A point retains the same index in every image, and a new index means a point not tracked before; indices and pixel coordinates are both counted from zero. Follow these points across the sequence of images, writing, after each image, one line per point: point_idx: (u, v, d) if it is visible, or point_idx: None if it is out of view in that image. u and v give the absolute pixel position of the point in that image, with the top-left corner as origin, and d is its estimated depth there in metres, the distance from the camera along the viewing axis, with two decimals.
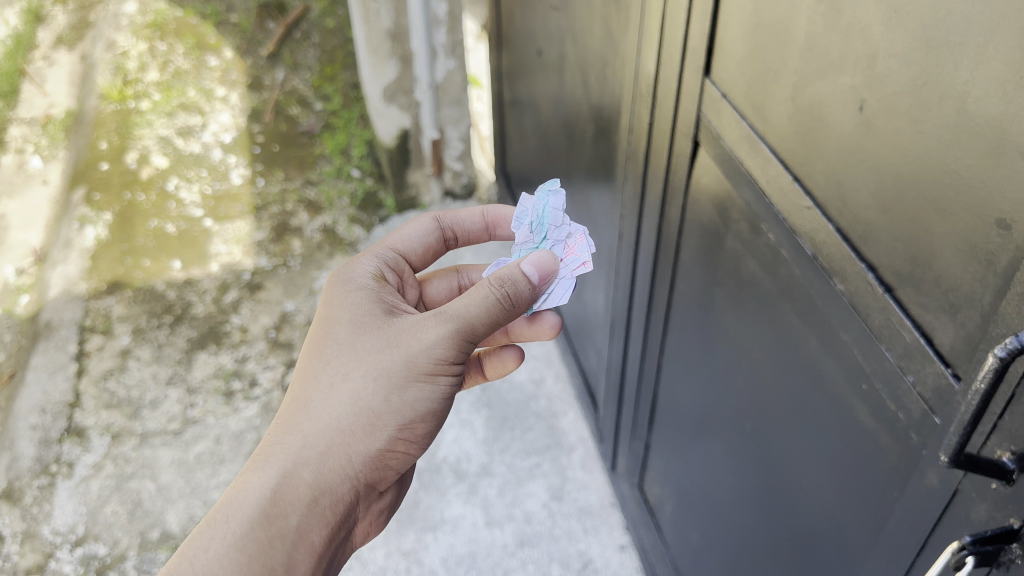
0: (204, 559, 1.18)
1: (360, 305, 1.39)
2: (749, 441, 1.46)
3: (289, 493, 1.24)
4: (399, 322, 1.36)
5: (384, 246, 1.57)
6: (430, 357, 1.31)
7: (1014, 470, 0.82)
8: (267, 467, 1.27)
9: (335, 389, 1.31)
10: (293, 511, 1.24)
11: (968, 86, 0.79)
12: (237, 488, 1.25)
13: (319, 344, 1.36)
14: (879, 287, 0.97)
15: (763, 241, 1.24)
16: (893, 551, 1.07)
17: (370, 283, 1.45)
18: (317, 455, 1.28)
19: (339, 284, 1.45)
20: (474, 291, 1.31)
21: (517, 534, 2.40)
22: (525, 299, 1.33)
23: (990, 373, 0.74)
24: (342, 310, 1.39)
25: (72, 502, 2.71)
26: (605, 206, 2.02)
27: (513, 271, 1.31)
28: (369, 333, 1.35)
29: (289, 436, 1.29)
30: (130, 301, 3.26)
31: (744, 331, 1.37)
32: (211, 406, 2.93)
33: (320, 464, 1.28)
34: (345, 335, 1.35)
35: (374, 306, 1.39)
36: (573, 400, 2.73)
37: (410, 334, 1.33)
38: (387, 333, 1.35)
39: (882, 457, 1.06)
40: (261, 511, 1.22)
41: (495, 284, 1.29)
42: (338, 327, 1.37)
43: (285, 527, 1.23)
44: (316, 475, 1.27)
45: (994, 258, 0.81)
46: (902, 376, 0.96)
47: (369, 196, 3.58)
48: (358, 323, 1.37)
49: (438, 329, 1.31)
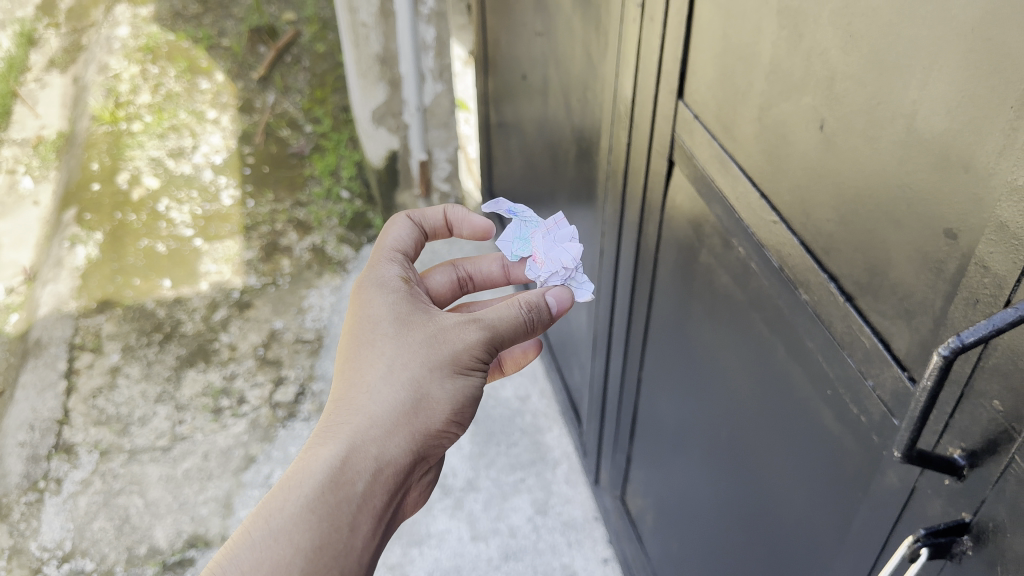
0: (279, 520, 1.14)
1: (401, 302, 1.39)
2: (726, 450, 1.51)
3: (356, 463, 1.22)
4: (440, 317, 1.38)
5: (390, 252, 1.53)
6: (473, 349, 1.34)
7: (964, 466, 0.87)
8: (331, 441, 1.24)
9: (391, 372, 1.30)
10: (360, 479, 1.21)
11: (917, 105, 0.86)
12: (302, 460, 1.22)
13: (366, 336, 1.35)
14: (840, 296, 1.03)
15: (734, 255, 1.30)
16: (860, 550, 1.11)
17: (402, 285, 1.45)
18: (377, 431, 1.26)
19: (374, 284, 1.44)
20: (505, 308, 1.39)
21: (502, 548, 2.43)
22: (544, 325, 1.43)
23: (936, 371, 0.78)
24: (386, 304, 1.39)
25: (59, 518, 2.72)
26: (587, 225, 2.08)
27: (536, 296, 1.41)
28: (416, 324, 1.36)
29: (347, 413, 1.28)
30: (120, 319, 3.29)
31: (720, 343, 1.42)
32: (199, 422, 2.96)
33: (382, 439, 1.26)
34: (393, 325, 1.36)
35: (414, 303, 1.41)
36: (557, 415, 2.78)
37: (452, 330, 1.35)
38: (431, 327, 1.36)
39: (846, 458, 1.11)
40: (331, 476, 1.19)
41: (523, 304, 1.39)
42: (383, 321, 1.36)
43: (353, 495, 1.20)
44: (380, 450, 1.25)
45: (943, 266, 0.87)
46: (863, 380, 1.02)
47: (358, 216, 3.63)
48: (403, 315, 1.37)
49: (478, 328, 1.35)
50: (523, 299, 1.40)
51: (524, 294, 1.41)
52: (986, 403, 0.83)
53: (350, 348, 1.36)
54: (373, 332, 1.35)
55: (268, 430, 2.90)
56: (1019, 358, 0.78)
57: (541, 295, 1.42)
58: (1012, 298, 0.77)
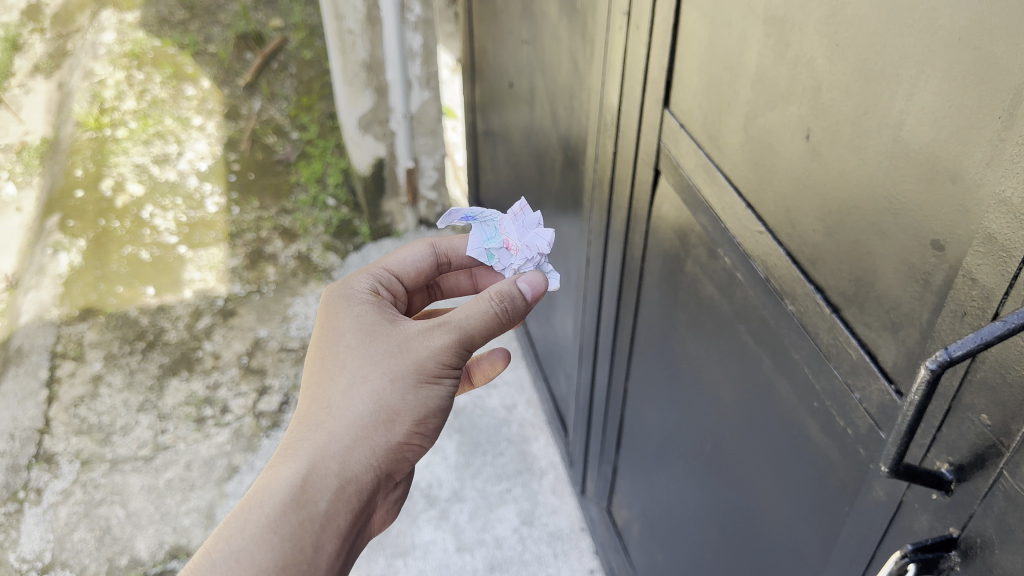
0: (240, 541, 1.13)
1: (366, 313, 1.37)
2: (710, 463, 1.50)
3: (317, 480, 1.20)
4: (404, 325, 1.35)
5: (378, 267, 1.55)
6: (438, 356, 1.31)
7: (951, 481, 0.86)
8: (291, 457, 1.22)
9: (354, 386, 1.28)
10: (321, 497, 1.20)
11: (904, 114, 0.85)
12: (262, 478, 1.21)
13: (329, 350, 1.33)
14: (826, 308, 1.02)
15: (719, 265, 1.29)
16: (845, 564, 1.10)
17: (369, 296, 1.43)
18: (339, 446, 1.24)
19: (341, 295, 1.42)
20: (473, 303, 1.34)
21: (488, 559, 2.41)
22: (520, 315, 1.37)
23: (923, 385, 0.77)
24: (350, 315, 1.37)
25: (39, 529, 2.68)
26: (574, 234, 2.07)
27: (507, 284, 1.35)
28: (381, 335, 1.34)
29: (310, 428, 1.26)
30: (103, 327, 3.25)
31: (706, 354, 1.41)
32: (182, 432, 2.93)
33: (344, 455, 1.24)
34: (357, 335, 1.34)
35: (379, 312, 1.38)
36: (544, 425, 2.76)
37: (416, 338, 1.32)
38: (395, 338, 1.33)
39: (832, 472, 1.10)
40: (291, 495, 1.18)
41: (493, 297, 1.33)
42: (346, 333, 1.34)
43: (315, 513, 1.18)
44: (341, 467, 1.23)
45: (930, 277, 0.86)
46: (850, 393, 1.01)
47: (344, 224, 3.61)
48: (368, 325, 1.35)
49: (443, 332, 1.32)
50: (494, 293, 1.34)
51: (495, 286, 1.35)
52: (973, 417, 0.82)
53: (312, 360, 1.34)
54: (336, 344, 1.33)
55: (252, 440, 2.87)
56: (1007, 372, 0.77)
57: (513, 281, 1.36)
58: (1001, 310, 0.76)
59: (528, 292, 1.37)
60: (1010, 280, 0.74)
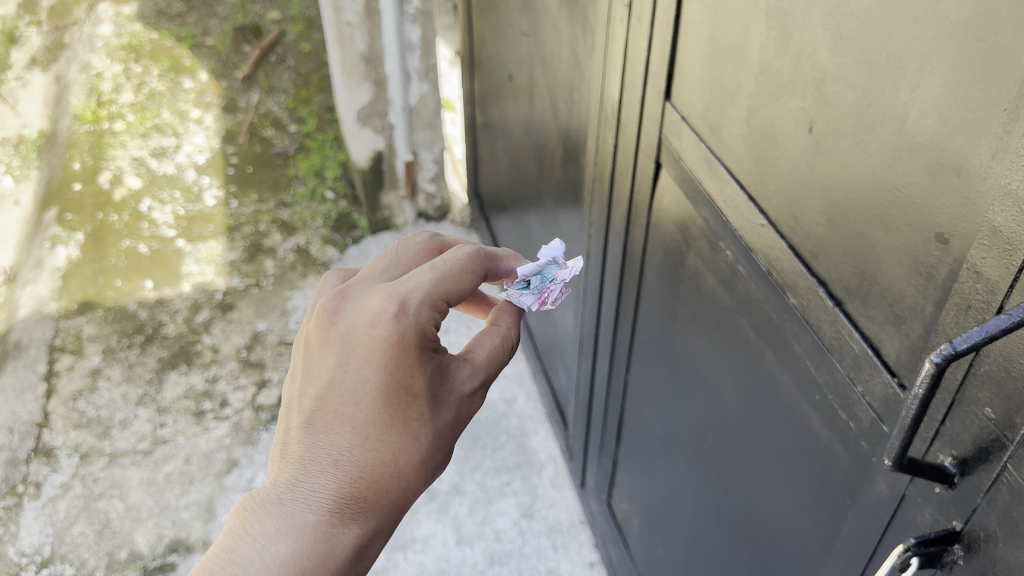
0: None
1: (432, 359, 1.19)
2: (711, 456, 1.50)
3: (375, 547, 1.18)
4: (460, 374, 1.24)
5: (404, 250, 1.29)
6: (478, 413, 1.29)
7: (954, 474, 0.86)
8: (357, 526, 1.15)
9: (424, 459, 1.19)
10: (371, 557, 1.19)
11: (908, 107, 0.84)
12: (317, 550, 1.12)
13: (398, 406, 1.16)
14: (829, 301, 1.02)
15: (721, 258, 1.29)
16: (847, 558, 1.10)
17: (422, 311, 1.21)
18: (397, 515, 1.20)
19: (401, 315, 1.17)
20: (505, 352, 1.31)
21: (487, 552, 2.42)
22: None
23: (927, 378, 0.77)
24: (423, 374, 1.18)
25: (38, 522, 2.68)
26: (574, 227, 2.06)
27: (518, 326, 1.35)
28: (447, 394, 1.22)
29: (368, 496, 1.16)
30: (101, 321, 3.25)
31: (707, 348, 1.41)
32: (181, 425, 2.93)
33: (397, 518, 1.21)
34: (428, 392, 1.18)
35: (439, 353, 1.21)
36: (543, 418, 2.76)
37: (471, 399, 1.26)
38: (457, 396, 1.23)
39: (834, 466, 1.10)
40: (343, 571, 1.14)
41: (518, 344, 1.34)
42: (418, 387, 1.17)
43: (360, 571, 1.19)
44: (391, 527, 1.22)
45: (934, 271, 0.85)
46: (852, 386, 1.01)
47: (343, 217, 3.61)
48: (436, 378, 1.20)
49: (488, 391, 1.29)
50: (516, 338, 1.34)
51: (518, 330, 1.34)
52: (977, 411, 0.81)
53: (373, 413, 1.16)
54: (408, 405, 1.17)
55: (251, 433, 2.87)
56: (1011, 365, 0.76)
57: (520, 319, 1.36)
58: (1005, 304, 0.76)
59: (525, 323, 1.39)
60: (1016, 273, 0.73)
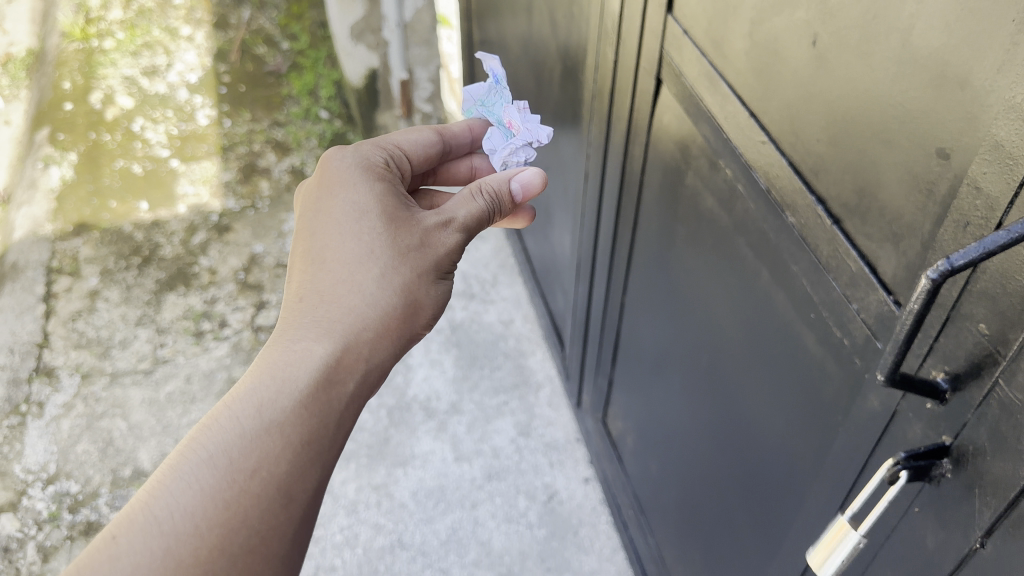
0: (275, 412, 1.11)
1: (385, 196, 1.35)
2: (705, 373, 1.51)
3: (349, 363, 1.22)
4: (419, 214, 1.36)
5: (385, 142, 1.51)
6: (450, 255, 1.36)
7: (946, 390, 0.87)
8: (323, 337, 1.22)
9: (384, 274, 1.28)
10: (350, 378, 1.21)
11: (914, 18, 0.82)
12: (281, 354, 1.19)
13: (350, 228, 1.31)
14: (827, 219, 1.01)
15: (720, 177, 1.27)
16: (837, 474, 1.12)
17: (382, 173, 1.41)
18: (366, 333, 1.26)
19: (357, 169, 1.39)
20: (470, 198, 1.39)
21: (485, 468, 2.46)
22: (506, 211, 1.44)
23: (923, 294, 0.76)
24: (368, 195, 1.34)
25: (43, 441, 2.72)
26: (572, 148, 2.04)
27: (499, 182, 1.41)
28: (403, 222, 1.33)
29: (329, 311, 1.25)
30: (98, 242, 3.23)
31: (703, 268, 1.41)
32: (181, 345, 2.94)
33: (371, 343, 1.26)
34: (379, 218, 1.32)
35: (393, 197, 1.36)
36: (540, 340, 2.79)
37: (432, 233, 1.35)
38: (416, 228, 1.34)
39: (827, 383, 1.11)
40: (321, 383, 1.17)
41: (487, 194, 1.39)
42: (369, 214, 1.31)
43: (344, 393, 1.20)
44: (367, 354, 1.25)
45: (935, 187, 0.85)
46: (848, 305, 1.01)
47: (338, 137, 3.56)
48: (389, 209, 1.34)
49: (455, 230, 1.36)
50: (485, 187, 1.40)
51: (488, 182, 1.40)
52: (971, 327, 0.81)
53: (328, 237, 1.31)
54: (354, 219, 1.31)
55: (251, 353, 2.89)
56: (1008, 282, 0.76)
57: (504, 181, 1.42)
58: (1004, 220, 0.75)
59: (516, 191, 1.43)
60: (1015, 189, 0.72)
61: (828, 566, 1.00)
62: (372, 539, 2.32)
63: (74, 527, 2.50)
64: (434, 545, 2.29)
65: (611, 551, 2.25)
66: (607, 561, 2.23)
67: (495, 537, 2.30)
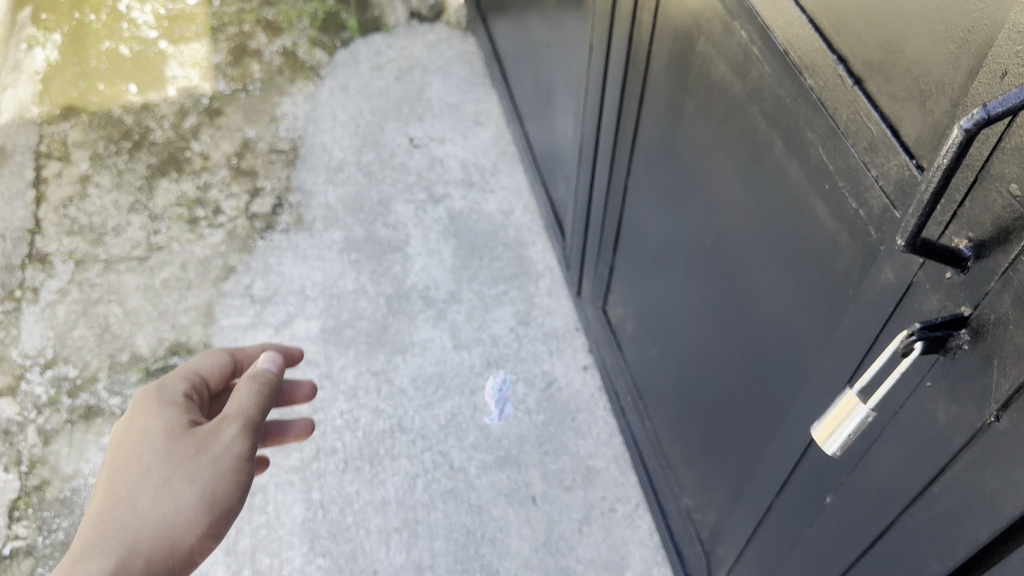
0: None
1: (173, 424, 1.40)
2: (708, 255, 1.48)
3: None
4: (202, 429, 1.39)
5: (189, 370, 1.59)
6: (237, 454, 1.36)
7: (968, 259, 0.82)
8: (96, 557, 1.23)
9: (162, 495, 1.31)
10: None
11: None
12: None
13: (134, 451, 1.36)
14: (848, 79, 0.95)
15: (735, 41, 1.20)
16: (845, 353, 1.10)
17: (177, 399, 1.48)
18: (142, 540, 1.27)
19: (149, 399, 1.46)
20: (240, 394, 1.43)
21: (484, 355, 2.45)
22: (270, 388, 1.48)
23: (955, 147, 0.71)
24: (157, 423, 1.40)
25: (39, 327, 2.60)
26: (575, 23, 1.95)
27: (256, 376, 1.47)
28: (182, 443, 1.36)
29: (112, 539, 1.27)
30: (86, 126, 3.11)
31: (711, 143, 1.35)
32: (174, 233, 2.80)
33: (143, 547, 1.27)
34: (159, 443, 1.36)
35: (172, 415, 1.42)
36: (541, 230, 2.74)
37: (211, 443, 1.36)
38: (194, 445, 1.36)
39: (839, 257, 1.07)
40: None
41: (254, 380, 1.46)
42: (148, 441, 1.37)
43: None
44: (147, 565, 1.25)
45: (970, 35, 0.78)
46: (866, 172, 0.95)
47: (330, 17, 3.41)
48: (170, 433, 1.38)
49: (236, 434, 1.37)
50: (250, 377, 1.47)
51: (249, 377, 1.47)
52: (1001, 188, 0.76)
53: (115, 474, 1.35)
54: (148, 422, 1.39)
55: (246, 241, 2.75)
56: None
57: (260, 372, 1.49)
58: None
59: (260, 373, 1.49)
60: None
61: (834, 441, 0.99)
62: (372, 423, 2.32)
63: (74, 411, 2.40)
64: (434, 430, 2.31)
65: (608, 437, 2.27)
66: (604, 446, 2.25)
67: (494, 422, 2.31)
